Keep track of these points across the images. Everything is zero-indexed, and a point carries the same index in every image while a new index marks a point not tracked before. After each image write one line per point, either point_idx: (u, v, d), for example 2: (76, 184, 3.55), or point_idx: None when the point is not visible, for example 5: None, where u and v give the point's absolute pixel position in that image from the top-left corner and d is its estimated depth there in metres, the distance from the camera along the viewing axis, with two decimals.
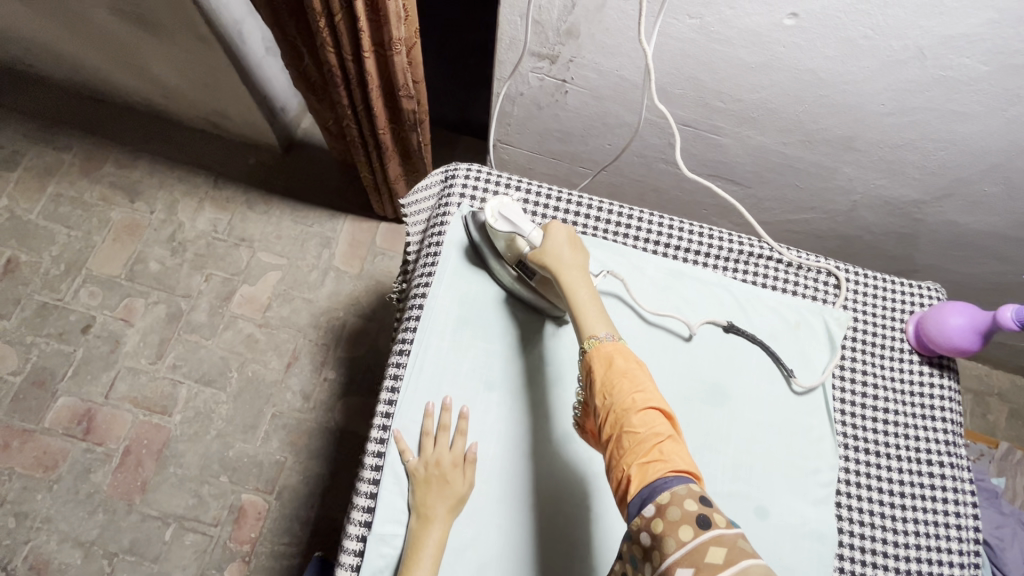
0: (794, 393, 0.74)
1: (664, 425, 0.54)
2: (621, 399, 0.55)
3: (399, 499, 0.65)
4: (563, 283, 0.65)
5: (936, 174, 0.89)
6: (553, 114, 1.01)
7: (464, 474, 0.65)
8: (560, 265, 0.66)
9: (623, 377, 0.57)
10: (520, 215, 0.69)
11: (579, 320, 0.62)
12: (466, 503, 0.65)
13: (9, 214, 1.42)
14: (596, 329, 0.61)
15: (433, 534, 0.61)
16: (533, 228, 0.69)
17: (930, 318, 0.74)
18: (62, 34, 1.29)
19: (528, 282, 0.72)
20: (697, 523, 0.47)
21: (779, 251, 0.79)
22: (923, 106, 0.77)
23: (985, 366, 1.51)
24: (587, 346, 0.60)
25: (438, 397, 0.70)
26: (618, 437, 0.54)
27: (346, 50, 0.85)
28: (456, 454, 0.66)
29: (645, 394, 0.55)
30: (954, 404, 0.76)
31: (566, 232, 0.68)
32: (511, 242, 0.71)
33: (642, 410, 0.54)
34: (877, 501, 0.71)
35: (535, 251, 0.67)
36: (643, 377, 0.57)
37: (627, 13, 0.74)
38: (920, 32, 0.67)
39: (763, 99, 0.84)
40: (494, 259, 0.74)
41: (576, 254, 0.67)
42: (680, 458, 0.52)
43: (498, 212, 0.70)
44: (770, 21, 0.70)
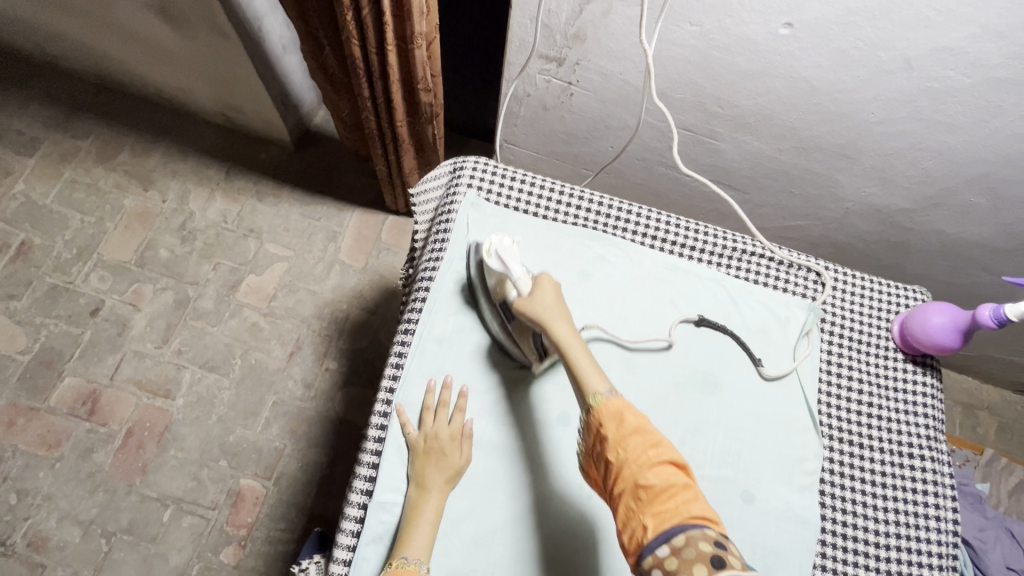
0: (764, 379, 0.77)
1: (680, 475, 0.55)
2: (636, 454, 0.56)
3: (398, 469, 0.68)
4: (555, 335, 0.64)
5: (924, 183, 0.92)
6: (559, 115, 1.05)
7: (461, 449, 0.68)
8: (552, 317, 0.66)
9: (636, 431, 0.57)
10: (514, 257, 0.70)
11: (579, 377, 0.62)
12: (462, 477, 0.68)
13: (25, 198, 1.46)
14: (598, 385, 0.61)
15: (431, 503, 0.64)
16: (522, 274, 0.69)
17: (914, 317, 0.77)
18: (87, 25, 1.34)
19: (511, 331, 0.72)
20: (713, 565, 0.48)
21: (770, 249, 0.83)
22: (911, 116, 0.81)
23: (975, 380, 1.54)
24: (593, 402, 0.61)
25: (439, 374, 0.73)
26: (633, 490, 0.54)
27: (370, 43, 0.89)
28: (453, 430, 0.68)
29: (660, 447, 0.56)
30: (936, 401, 0.78)
31: (552, 284, 0.69)
32: (501, 283, 0.72)
33: (656, 460, 0.55)
34: (859, 490, 0.74)
35: (522, 301, 0.67)
36: (654, 428, 0.58)
37: (631, 18, 0.79)
38: (907, 44, 0.71)
39: (759, 105, 0.88)
40: (484, 299, 0.74)
41: (564, 307, 0.67)
42: (696, 505, 0.53)
43: (493, 249, 0.71)
44: (767, 30, 0.75)
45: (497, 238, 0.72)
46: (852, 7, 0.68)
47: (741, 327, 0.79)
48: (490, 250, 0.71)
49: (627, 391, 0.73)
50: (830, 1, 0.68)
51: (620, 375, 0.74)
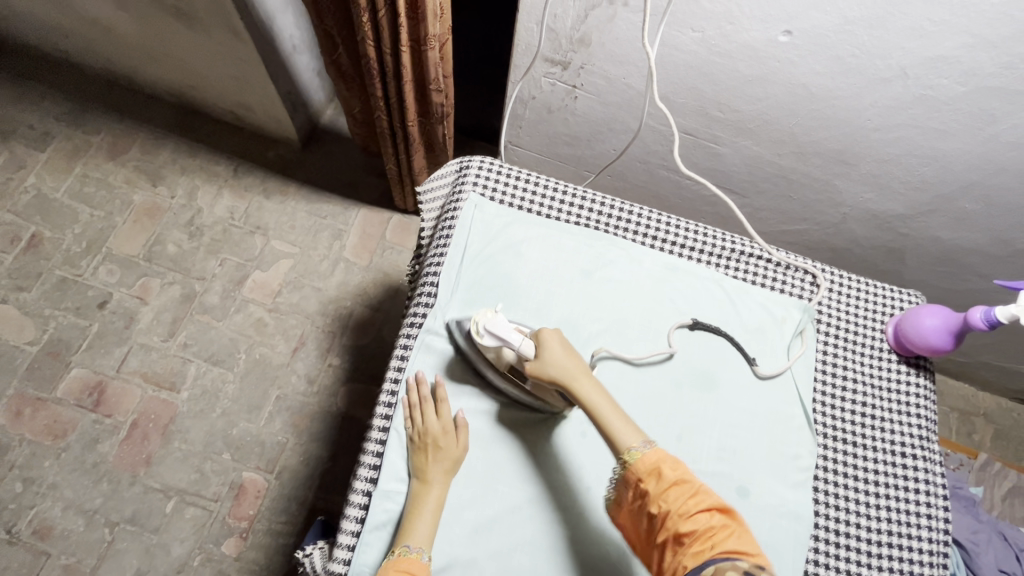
0: (758, 377, 0.78)
1: (717, 518, 0.57)
2: (677, 503, 0.58)
3: (401, 459, 0.69)
4: (580, 394, 0.65)
5: (920, 189, 0.94)
6: (563, 118, 1.07)
7: (457, 439, 0.69)
8: (571, 376, 0.66)
9: (676, 481, 0.59)
10: (507, 327, 0.69)
11: (610, 435, 0.63)
12: (461, 465, 0.69)
13: (36, 191, 1.48)
14: (632, 440, 0.63)
15: (433, 494, 0.66)
16: (522, 339, 0.69)
17: (907, 318, 0.79)
18: (101, 23, 1.37)
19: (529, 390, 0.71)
20: None
21: (768, 251, 0.85)
22: (907, 123, 0.83)
23: (972, 387, 1.55)
24: (628, 458, 0.62)
25: (428, 372, 0.74)
26: (675, 537, 0.57)
27: (385, 44, 0.92)
28: (446, 423, 0.70)
29: (699, 494, 0.58)
30: (929, 402, 0.80)
31: (557, 337, 0.69)
32: (499, 354, 0.71)
33: (696, 506, 0.58)
34: (852, 488, 0.75)
35: (534, 365, 0.67)
36: (692, 475, 0.60)
37: (635, 24, 0.81)
38: (902, 53, 0.73)
39: (759, 111, 0.90)
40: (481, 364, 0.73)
41: (579, 362, 0.67)
42: (731, 542, 0.56)
43: (484, 327, 0.70)
44: (767, 37, 0.77)
45: (486, 313, 0.70)
46: (849, 15, 0.70)
47: (738, 326, 0.81)
48: (480, 329, 0.70)
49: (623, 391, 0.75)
50: (827, 10, 0.70)
51: (618, 378, 0.76)
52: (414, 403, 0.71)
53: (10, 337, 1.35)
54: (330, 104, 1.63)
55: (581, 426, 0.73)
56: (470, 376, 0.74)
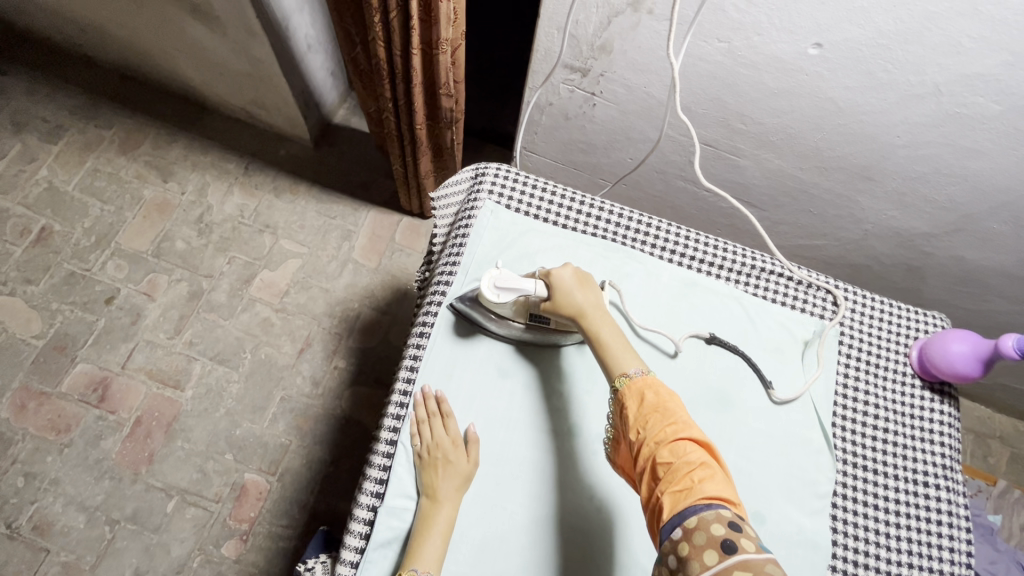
0: (772, 403, 0.76)
1: (697, 453, 0.55)
2: (655, 431, 0.57)
3: (408, 475, 0.68)
4: (591, 328, 0.66)
5: (947, 209, 0.91)
6: (580, 125, 1.05)
7: (467, 454, 0.68)
8: (578, 310, 0.67)
9: (656, 410, 0.58)
10: (516, 278, 0.70)
11: (608, 362, 0.64)
12: (471, 482, 0.67)
13: (47, 184, 1.48)
14: (625, 366, 0.63)
15: (443, 513, 0.64)
16: (535, 283, 0.70)
17: (933, 343, 0.77)
18: (117, 17, 1.36)
19: (549, 327, 0.73)
20: (723, 547, 0.48)
21: (789, 268, 0.82)
22: (937, 141, 0.80)
23: (987, 409, 1.52)
24: (619, 384, 0.62)
25: (434, 384, 0.72)
26: (653, 469, 0.55)
27: (396, 45, 0.90)
28: (455, 437, 0.68)
29: (679, 427, 0.57)
30: (953, 430, 0.77)
31: (572, 272, 0.69)
32: (519, 303, 0.72)
33: (674, 440, 0.56)
34: (872, 517, 0.72)
35: (547, 303, 0.69)
36: (675, 408, 0.58)
37: (659, 32, 0.79)
38: (938, 69, 0.70)
39: (783, 124, 0.87)
40: (488, 321, 0.74)
41: (588, 295, 0.68)
42: (711, 484, 0.52)
43: (493, 283, 0.70)
44: (795, 49, 0.74)
45: (492, 273, 0.71)
46: (883, 29, 0.68)
47: (756, 345, 0.78)
48: (491, 285, 0.71)
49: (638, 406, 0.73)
50: (861, 23, 0.68)
51: None
52: (421, 418, 0.69)
53: (17, 330, 1.35)
54: (342, 104, 1.62)
55: (594, 444, 0.71)
56: (481, 336, 0.75)
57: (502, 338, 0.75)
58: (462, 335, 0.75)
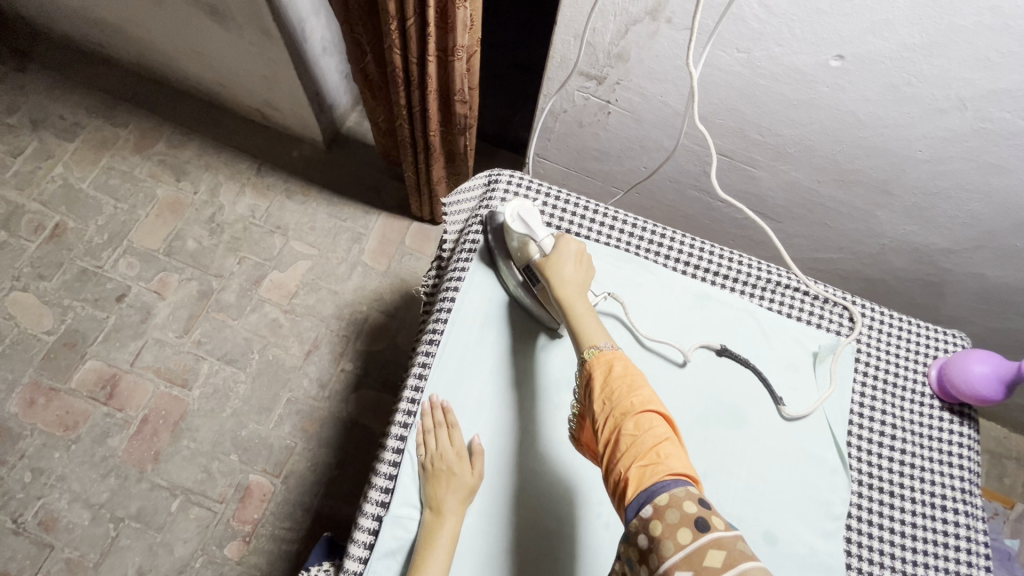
0: (783, 418, 0.74)
1: (663, 427, 0.55)
2: (621, 403, 0.56)
3: (414, 486, 0.67)
4: (565, 293, 0.66)
5: (967, 225, 0.90)
6: (594, 133, 1.05)
7: (472, 466, 0.66)
8: (560, 276, 0.68)
9: (623, 381, 0.58)
10: (537, 220, 0.73)
11: (579, 330, 0.64)
12: (476, 494, 0.66)
13: (62, 181, 1.49)
14: (595, 339, 0.63)
15: (447, 526, 0.62)
16: (546, 235, 0.71)
17: (953, 362, 0.75)
18: (135, 17, 1.37)
19: (536, 294, 0.73)
20: (696, 525, 0.48)
21: (805, 283, 0.80)
22: (960, 156, 0.78)
23: (1004, 429, 1.49)
24: (587, 354, 0.62)
25: (444, 395, 0.71)
26: (616, 441, 0.55)
27: (411, 53, 0.90)
28: (460, 449, 0.67)
29: (644, 401, 0.56)
30: (972, 453, 0.75)
31: (575, 247, 0.70)
32: (523, 246, 0.73)
33: (640, 413, 0.55)
34: (888, 540, 0.70)
35: (544, 259, 0.70)
36: (641, 381, 0.58)
37: (677, 42, 0.78)
38: (963, 84, 0.68)
39: (801, 135, 0.86)
40: (506, 263, 0.76)
41: (576, 267, 0.69)
42: (677, 461, 0.52)
43: (517, 212, 0.73)
44: (817, 62, 0.73)
45: (518, 203, 0.74)
46: (908, 42, 0.66)
47: (769, 361, 0.77)
48: (513, 214, 0.73)
49: None
50: (885, 36, 0.67)
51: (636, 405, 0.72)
52: (427, 428, 0.68)
53: (28, 325, 1.36)
54: (355, 107, 1.62)
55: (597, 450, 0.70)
56: (492, 271, 0.78)
57: (505, 285, 0.77)
58: (473, 334, 0.75)
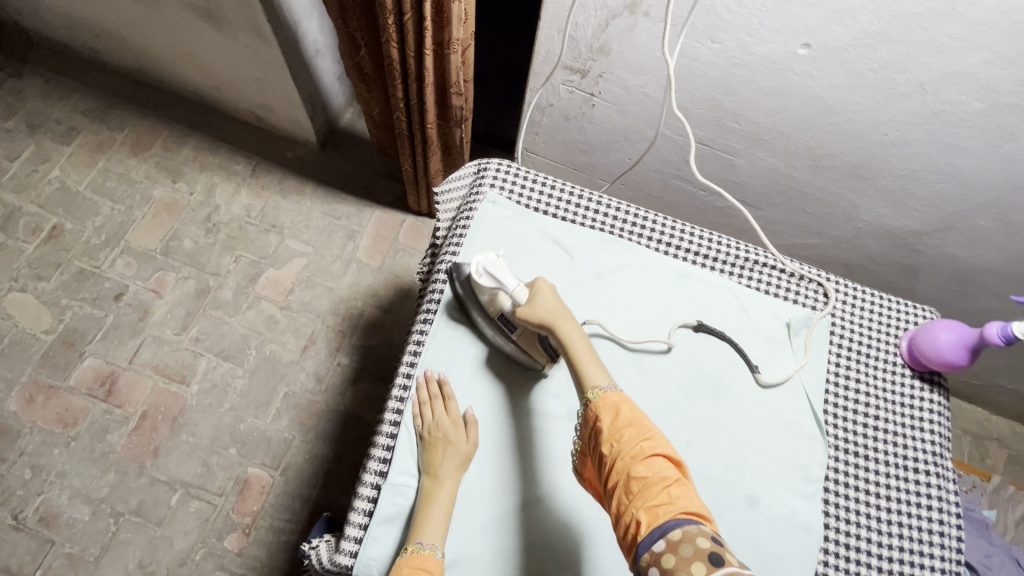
0: (759, 386, 0.78)
1: (671, 469, 0.57)
2: (629, 445, 0.58)
3: (411, 454, 0.70)
4: (562, 334, 0.67)
5: (936, 206, 0.94)
6: (580, 125, 1.09)
7: (467, 434, 0.70)
8: (558, 317, 0.68)
9: (630, 423, 0.60)
10: (504, 269, 0.73)
11: (581, 372, 0.65)
12: (471, 461, 0.69)
13: (59, 184, 1.51)
14: (598, 379, 0.64)
15: (444, 489, 0.66)
16: (517, 284, 0.72)
17: (922, 333, 0.79)
18: (131, 22, 1.41)
19: (517, 341, 0.73)
20: (710, 560, 0.50)
21: (781, 261, 0.85)
22: (924, 139, 0.83)
23: (985, 411, 1.54)
24: (591, 396, 0.63)
25: (437, 367, 0.75)
26: (626, 483, 0.56)
27: (409, 47, 0.94)
28: (455, 417, 0.70)
29: (653, 441, 0.58)
30: (943, 418, 0.79)
31: (551, 288, 0.71)
32: (494, 298, 0.74)
33: (649, 456, 0.57)
34: (864, 501, 0.74)
35: (524, 308, 0.69)
36: (648, 424, 0.60)
37: (655, 34, 0.82)
38: (921, 68, 0.73)
39: (775, 123, 0.91)
40: (477, 313, 0.75)
41: (567, 307, 0.70)
42: (688, 500, 0.55)
43: (482, 267, 0.73)
44: (786, 50, 0.78)
45: (483, 256, 0.74)
46: (869, 29, 0.71)
47: (747, 334, 0.80)
48: (479, 269, 0.74)
49: (634, 392, 0.75)
50: (847, 24, 0.71)
51: (629, 373, 0.76)
52: (423, 400, 0.72)
53: (27, 325, 1.37)
54: (349, 108, 1.66)
55: None
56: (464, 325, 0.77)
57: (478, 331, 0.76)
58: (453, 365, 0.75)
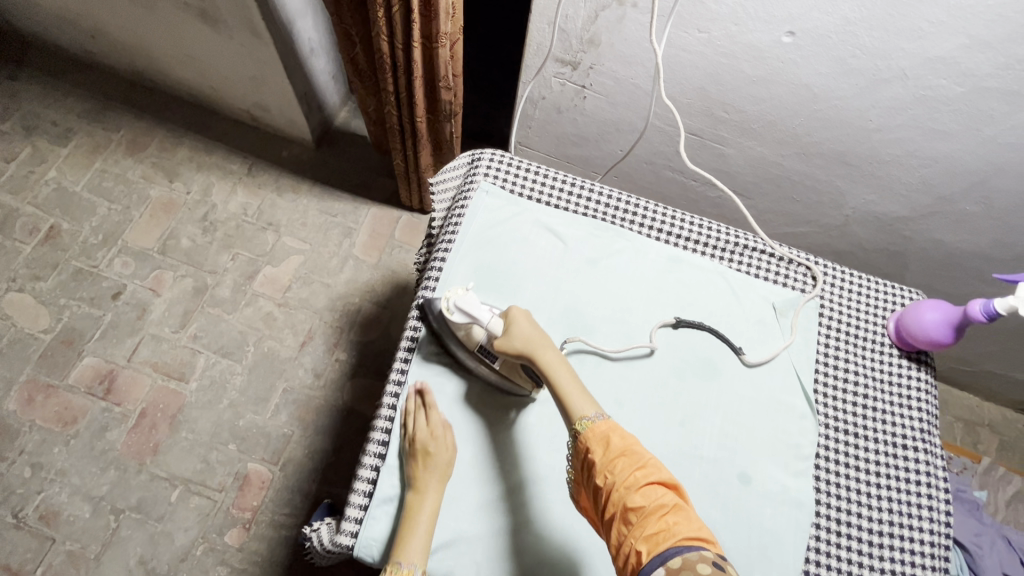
0: (744, 366, 0.79)
1: (667, 496, 0.57)
2: (624, 476, 0.58)
3: (397, 463, 0.70)
4: (544, 363, 0.67)
5: (921, 190, 0.96)
6: (572, 118, 1.10)
7: (446, 443, 0.69)
8: (537, 346, 0.68)
9: (622, 453, 0.60)
10: (475, 302, 0.71)
11: (567, 404, 0.65)
12: (452, 469, 0.69)
13: (55, 185, 1.52)
14: (585, 410, 0.64)
15: (426, 502, 0.66)
16: (492, 317, 0.71)
17: (908, 313, 0.80)
18: (126, 23, 1.42)
19: (499, 370, 0.72)
20: None
21: (770, 245, 0.86)
22: (907, 124, 0.85)
23: (976, 397, 1.56)
24: (580, 427, 0.63)
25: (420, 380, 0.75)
26: (623, 514, 0.57)
27: (397, 40, 0.95)
28: (433, 428, 0.69)
29: (647, 469, 0.59)
30: (929, 396, 0.81)
31: (526, 316, 0.71)
32: (469, 333, 0.72)
33: (643, 485, 0.58)
34: (854, 478, 0.76)
35: (503, 340, 0.69)
36: (640, 452, 0.61)
37: (643, 25, 0.84)
38: (902, 54, 0.75)
39: (763, 111, 0.92)
40: (453, 344, 0.73)
41: (545, 336, 0.70)
42: (686, 526, 0.55)
43: (453, 303, 0.71)
44: (771, 38, 0.79)
45: (455, 290, 0.72)
46: (850, 16, 0.73)
47: (738, 317, 0.82)
48: (450, 305, 0.71)
49: (626, 379, 0.77)
50: (829, 11, 0.73)
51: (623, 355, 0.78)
52: (409, 409, 0.72)
53: (25, 325, 1.38)
54: (344, 107, 1.67)
55: None
56: (439, 358, 0.76)
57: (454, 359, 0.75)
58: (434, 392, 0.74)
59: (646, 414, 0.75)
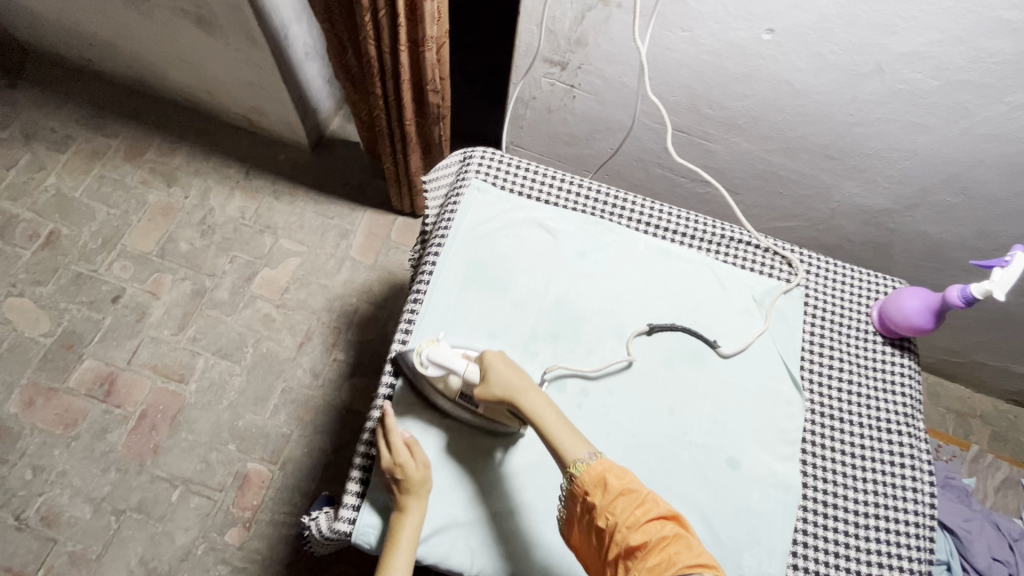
0: (721, 357, 0.81)
1: (666, 528, 0.59)
2: (625, 515, 0.60)
3: (377, 484, 0.71)
4: (526, 407, 0.66)
5: (903, 182, 0.98)
6: (562, 117, 1.13)
7: (414, 459, 0.69)
8: (516, 391, 0.67)
9: (621, 492, 0.61)
10: (450, 354, 0.69)
11: (558, 445, 0.65)
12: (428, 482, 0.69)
13: (55, 191, 1.54)
14: (579, 452, 0.64)
15: (408, 521, 0.66)
16: (467, 364, 0.69)
17: (891, 302, 0.82)
18: (124, 30, 1.44)
19: (484, 414, 0.71)
20: None
21: (755, 237, 0.88)
22: (886, 117, 0.87)
23: (968, 389, 1.58)
24: (576, 471, 0.63)
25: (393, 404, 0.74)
26: (626, 553, 0.58)
27: (385, 44, 0.98)
28: (394, 448, 0.69)
29: (646, 505, 0.61)
30: (913, 381, 0.83)
31: (502, 358, 0.70)
32: (446, 382, 0.70)
33: (644, 522, 0.59)
34: (840, 462, 0.77)
35: (483, 388, 0.67)
36: (637, 486, 0.62)
37: (628, 24, 0.86)
38: (878, 49, 0.78)
39: (748, 107, 0.95)
40: (433, 392, 0.72)
41: (523, 376, 0.68)
42: (687, 556, 0.57)
43: (426, 357, 0.69)
44: (751, 36, 0.82)
45: (426, 344, 0.70)
46: (827, 13, 0.75)
47: (724, 307, 0.84)
48: (423, 360, 0.69)
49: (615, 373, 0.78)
50: (806, 9, 0.76)
51: (613, 344, 0.80)
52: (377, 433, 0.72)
53: (26, 329, 1.39)
54: (339, 111, 1.70)
55: (578, 399, 0.76)
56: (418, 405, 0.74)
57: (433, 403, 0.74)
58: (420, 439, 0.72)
59: (636, 404, 0.77)
